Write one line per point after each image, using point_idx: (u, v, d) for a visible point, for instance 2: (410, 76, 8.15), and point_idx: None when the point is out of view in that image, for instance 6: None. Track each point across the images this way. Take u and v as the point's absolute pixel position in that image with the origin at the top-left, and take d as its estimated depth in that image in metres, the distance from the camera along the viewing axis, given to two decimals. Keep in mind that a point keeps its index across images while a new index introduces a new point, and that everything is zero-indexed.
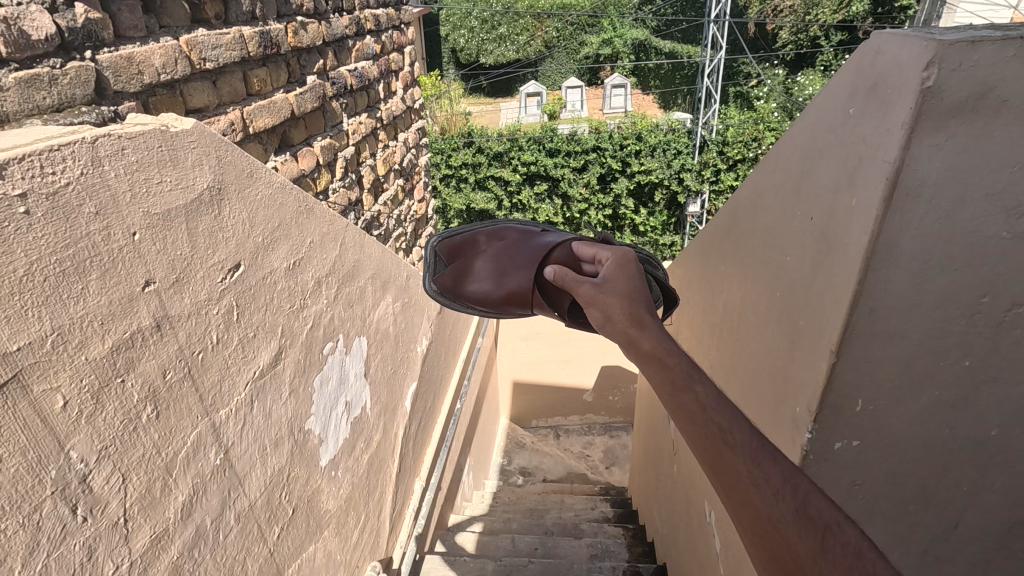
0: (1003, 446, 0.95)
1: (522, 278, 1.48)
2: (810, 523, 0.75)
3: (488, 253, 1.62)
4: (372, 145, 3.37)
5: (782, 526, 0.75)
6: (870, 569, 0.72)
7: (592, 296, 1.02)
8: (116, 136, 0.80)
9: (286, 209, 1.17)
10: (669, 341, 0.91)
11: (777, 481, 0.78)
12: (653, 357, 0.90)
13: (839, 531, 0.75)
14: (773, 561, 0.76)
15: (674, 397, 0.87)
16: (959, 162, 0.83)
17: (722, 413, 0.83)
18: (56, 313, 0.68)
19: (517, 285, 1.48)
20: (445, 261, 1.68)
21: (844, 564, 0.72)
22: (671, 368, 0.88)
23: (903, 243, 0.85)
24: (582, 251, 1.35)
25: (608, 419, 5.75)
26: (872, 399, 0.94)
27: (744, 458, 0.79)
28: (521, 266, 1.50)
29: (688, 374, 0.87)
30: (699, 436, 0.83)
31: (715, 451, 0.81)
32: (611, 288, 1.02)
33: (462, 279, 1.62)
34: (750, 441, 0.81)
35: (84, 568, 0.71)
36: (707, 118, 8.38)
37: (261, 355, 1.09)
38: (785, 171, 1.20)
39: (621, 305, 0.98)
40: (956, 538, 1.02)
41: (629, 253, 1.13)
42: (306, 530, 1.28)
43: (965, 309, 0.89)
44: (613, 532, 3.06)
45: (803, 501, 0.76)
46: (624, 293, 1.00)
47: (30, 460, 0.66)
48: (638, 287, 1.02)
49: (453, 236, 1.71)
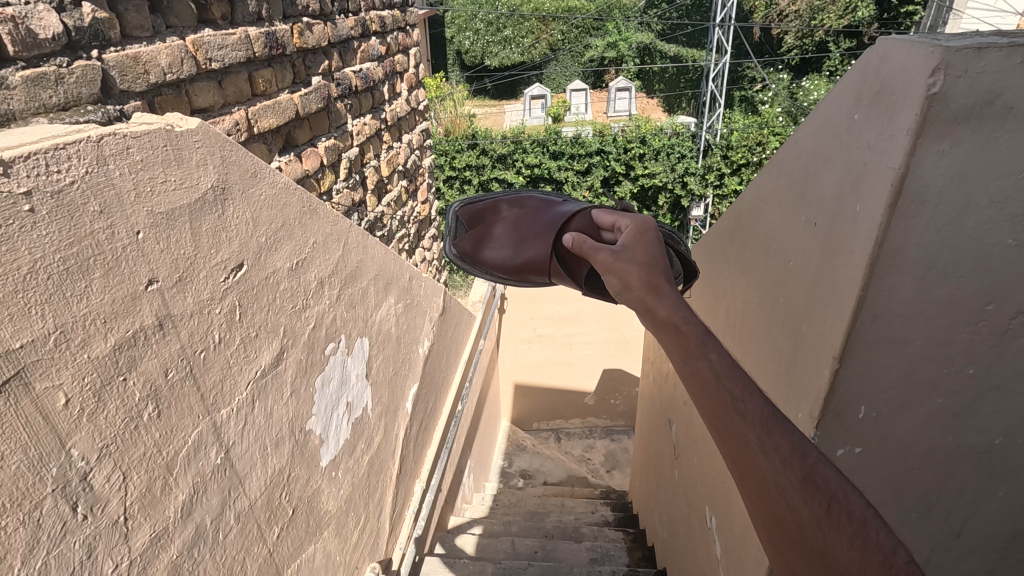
0: (1007, 455, 0.94)
1: (541, 245, 1.49)
2: (817, 491, 0.75)
3: (510, 221, 1.64)
4: (377, 146, 3.37)
5: (789, 493, 0.75)
6: (877, 541, 0.73)
7: (611, 264, 1.02)
8: (121, 135, 0.80)
9: (290, 209, 1.18)
10: (686, 309, 0.92)
11: (786, 449, 0.78)
12: (668, 325, 0.91)
13: (846, 500, 0.76)
14: (775, 526, 0.77)
15: (688, 364, 0.87)
16: (965, 170, 0.82)
17: (734, 381, 0.82)
18: (59, 311, 0.68)
19: (535, 253, 1.50)
20: (466, 226, 1.75)
21: (847, 532, 0.73)
22: (686, 335, 0.88)
23: (907, 249, 0.85)
24: (602, 219, 1.33)
25: (609, 422, 5.80)
26: (876, 406, 0.93)
27: (753, 426, 0.79)
28: (538, 235, 1.52)
29: (703, 342, 0.87)
30: (709, 403, 0.83)
31: (725, 417, 0.81)
32: (629, 256, 1.02)
33: (482, 246, 1.65)
34: (761, 410, 0.81)
35: (84, 566, 0.72)
36: (712, 122, 8.39)
37: (263, 355, 1.09)
38: (790, 174, 1.19)
39: (640, 274, 0.98)
40: (959, 548, 1.02)
41: (650, 222, 1.11)
42: (306, 530, 1.28)
43: (970, 317, 0.88)
44: (613, 536, 3.05)
45: (811, 470, 0.77)
46: (642, 261, 1.00)
47: (31, 458, 0.66)
48: (657, 257, 1.02)
49: (474, 203, 1.78)
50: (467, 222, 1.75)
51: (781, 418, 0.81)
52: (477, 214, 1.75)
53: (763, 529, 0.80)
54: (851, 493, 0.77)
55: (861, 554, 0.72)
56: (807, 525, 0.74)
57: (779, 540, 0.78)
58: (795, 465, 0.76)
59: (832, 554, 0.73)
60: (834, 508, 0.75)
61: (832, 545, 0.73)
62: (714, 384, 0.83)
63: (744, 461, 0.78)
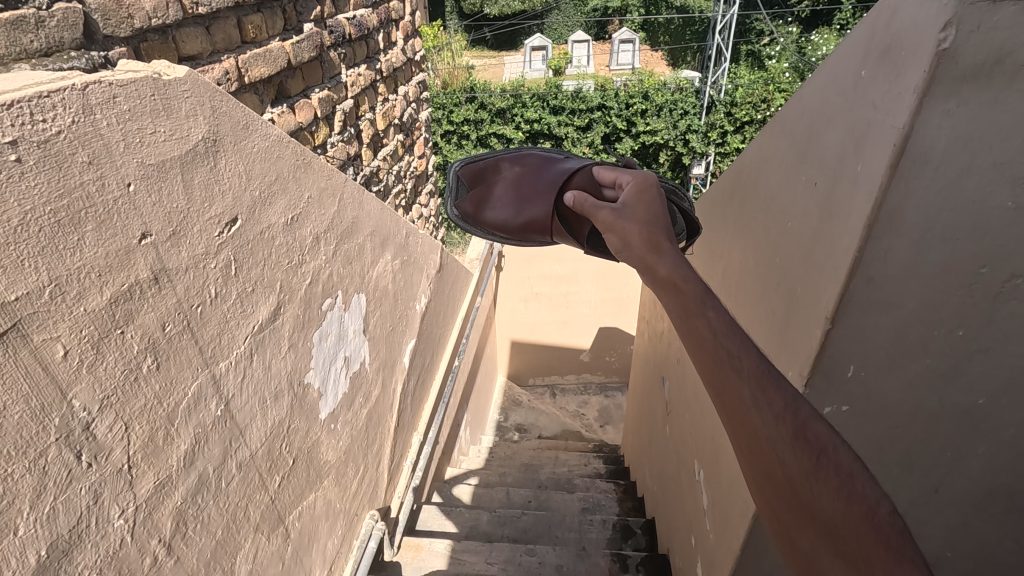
0: (990, 415, 0.96)
1: (543, 205, 1.48)
2: (807, 445, 0.76)
3: (511, 180, 1.62)
4: (372, 97, 3.29)
5: (779, 446, 0.77)
6: (863, 492, 0.74)
7: (612, 222, 1.06)
8: (107, 83, 0.78)
9: (284, 162, 1.16)
10: (686, 267, 0.94)
11: (779, 404, 0.79)
12: (668, 282, 0.93)
13: (836, 454, 0.77)
14: (765, 478, 0.79)
15: (686, 322, 0.88)
16: (970, 131, 0.80)
17: (730, 339, 0.84)
18: (53, 264, 0.68)
19: (536, 213, 1.48)
20: (468, 185, 1.74)
21: (834, 484, 0.74)
22: (685, 293, 0.90)
23: (906, 211, 0.84)
24: (604, 175, 1.33)
25: (605, 379, 5.90)
26: (865, 366, 0.95)
27: (748, 382, 0.80)
28: (539, 193, 1.51)
29: (702, 300, 0.88)
30: (704, 359, 0.84)
31: (720, 373, 0.82)
32: (630, 215, 1.04)
33: (483, 207, 1.64)
34: (757, 367, 0.81)
35: (91, 511, 0.74)
36: (717, 77, 8.17)
37: (260, 310, 1.10)
38: (792, 132, 1.17)
39: (640, 231, 1.01)
40: (937, 502, 1.05)
41: (652, 177, 1.13)
42: (306, 479, 1.32)
43: (964, 280, 0.87)
44: (605, 487, 3.15)
45: (802, 425, 0.78)
46: (642, 219, 1.03)
47: (33, 409, 0.67)
48: (658, 214, 1.04)
49: (475, 162, 1.76)
50: (468, 181, 1.74)
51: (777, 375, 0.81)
52: (479, 173, 1.73)
53: (753, 481, 0.82)
54: (842, 447, 0.77)
55: (847, 505, 0.73)
56: (795, 478, 0.75)
57: (768, 491, 0.80)
58: (786, 421, 0.77)
59: (818, 505, 0.74)
60: (822, 461, 0.76)
61: (818, 497, 0.74)
62: (712, 343, 0.84)
63: (738, 415, 0.80)
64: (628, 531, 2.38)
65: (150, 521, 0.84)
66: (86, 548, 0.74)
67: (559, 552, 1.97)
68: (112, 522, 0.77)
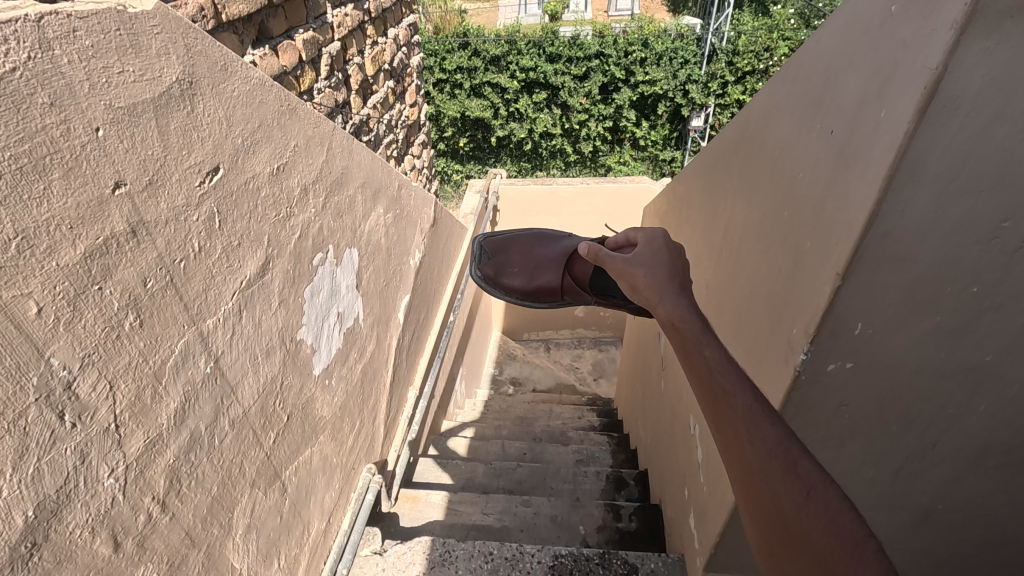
0: (994, 372, 0.85)
1: (553, 273, 1.75)
2: (796, 480, 0.71)
3: (525, 251, 1.89)
4: (360, 40, 3.13)
5: (770, 480, 0.72)
6: (852, 528, 0.67)
7: (624, 269, 1.14)
8: (65, 14, 0.70)
9: (268, 107, 1.10)
10: (688, 309, 0.96)
11: (771, 438, 0.74)
12: (671, 324, 0.95)
13: (828, 491, 0.70)
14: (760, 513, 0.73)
15: (687, 357, 0.87)
16: (1015, 65, 0.65)
17: (724, 372, 0.81)
18: (18, 216, 0.63)
19: (548, 280, 1.75)
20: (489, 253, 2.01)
21: (824, 516, 0.68)
22: (685, 332, 0.91)
23: (928, 161, 0.71)
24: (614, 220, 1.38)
25: (599, 333, 5.97)
26: (873, 324, 0.83)
27: (741, 415, 0.77)
28: (550, 264, 1.78)
29: (699, 336, 0.88)
30: (702, 392, 0.83)
31: (715, 406, 0.80)
32: (640, 262, 1.12)
33: (501, 274, 1.91)
34: (749, 395, 0.78)
35: (79, 471, 0.72)
36: (720, 24, 7.87)
37: (248, 264, 1.06)
38: (810, 80, 1.08)
39: (647, 275, 1.07)
40: (934, 457, 0.99)
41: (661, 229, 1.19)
42: (301, 435, 1.32)
43: (986, 233, 0.73)
44: (598, 440, 3.21)
45: (794, 461, 0.72)
46: (652, 267, 1.09)
47: (8, 368, 0.63)
48: (669, 261, 1.09)
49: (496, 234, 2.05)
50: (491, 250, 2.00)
51: (773, 412, 0.77)
52: (499, 244, 2.00)
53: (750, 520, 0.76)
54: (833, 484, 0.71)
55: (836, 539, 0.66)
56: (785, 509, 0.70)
57: (760, 528, 0.74)
58: (775, 453, 0.72)
59: (804, 537, 0.68)
60: (813, 495, 0.70)
61: (806, 531, 0.68)
62: (709, 376, 0.83)
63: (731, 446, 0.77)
64: (620, 482, 2.42)
65: (143, 479, 0.83)
66: (76, 508, 0.72)
67: (553, 503, 2.01)
68: (102, 481, 0.76)
